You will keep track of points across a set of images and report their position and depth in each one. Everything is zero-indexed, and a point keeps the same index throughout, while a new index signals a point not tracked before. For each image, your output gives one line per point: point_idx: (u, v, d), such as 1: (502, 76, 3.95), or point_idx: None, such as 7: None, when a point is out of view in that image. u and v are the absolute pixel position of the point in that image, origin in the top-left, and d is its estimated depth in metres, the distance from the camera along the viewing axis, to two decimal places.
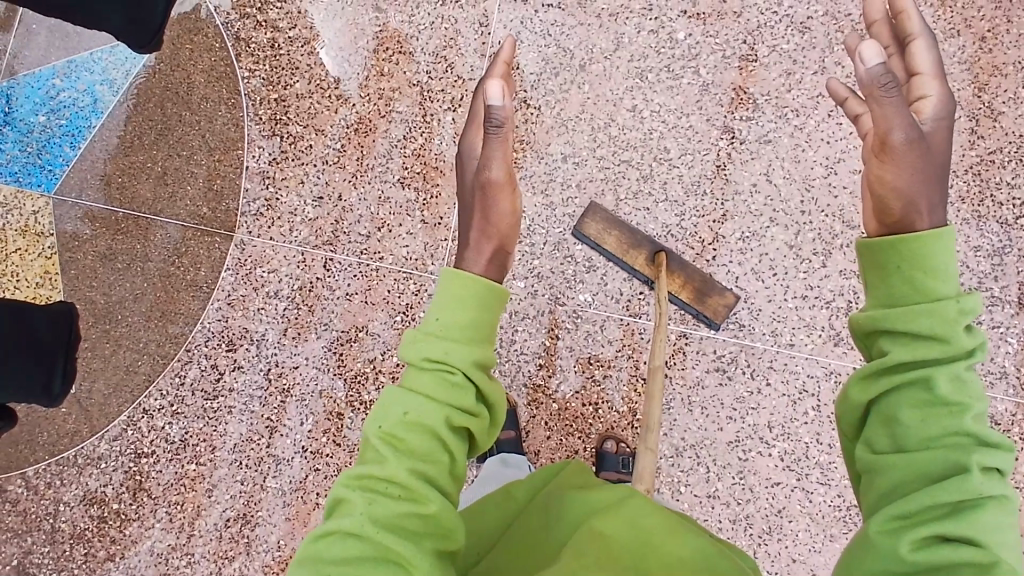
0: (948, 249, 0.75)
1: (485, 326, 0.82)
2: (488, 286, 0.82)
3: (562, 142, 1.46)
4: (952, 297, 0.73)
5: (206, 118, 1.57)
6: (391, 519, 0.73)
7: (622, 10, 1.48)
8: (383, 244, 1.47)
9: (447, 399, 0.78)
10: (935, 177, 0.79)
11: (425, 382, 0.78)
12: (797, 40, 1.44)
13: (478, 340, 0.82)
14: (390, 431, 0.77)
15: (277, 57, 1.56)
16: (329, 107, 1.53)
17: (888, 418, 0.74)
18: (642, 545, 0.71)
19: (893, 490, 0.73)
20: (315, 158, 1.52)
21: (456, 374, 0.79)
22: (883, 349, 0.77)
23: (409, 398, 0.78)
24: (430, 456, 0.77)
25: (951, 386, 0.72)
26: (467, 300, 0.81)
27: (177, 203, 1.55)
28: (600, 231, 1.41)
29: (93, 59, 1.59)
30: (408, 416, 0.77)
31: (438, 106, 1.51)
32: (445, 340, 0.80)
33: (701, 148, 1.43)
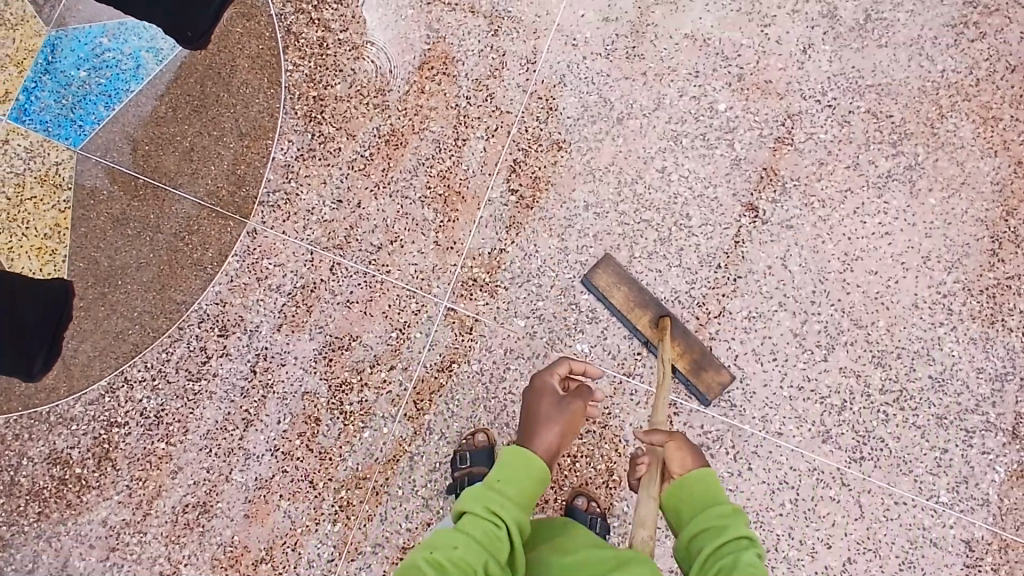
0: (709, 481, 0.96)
1: (529, 498, 0.96)
2: (541, 465, 0.99)
3: (586, 190, 1.46)
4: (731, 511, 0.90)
5: (243, 102, 1.58)
6: None
7: (668, 71, 1.50)
8: (393, 258, 1.47)
9: (491, 545, 0.88)
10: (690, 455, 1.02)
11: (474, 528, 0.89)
12: (834, 132, 1.45)
13: (523, 508, 0.94)
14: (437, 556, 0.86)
15: (324, 57, 1.58)
16: (365, 114, 1.54)
17: None
18: None
19: None
20: (342, 162, 1.52)
21: (501, 525, 0.90)
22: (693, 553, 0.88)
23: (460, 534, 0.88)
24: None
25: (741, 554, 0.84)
26: (521, 474, 0.96)
27: (198, 180, 1.55)
28: (613, 282, 1.41)
29: (149, 31, 1.63)
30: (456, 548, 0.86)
31: (471, 132, 1.51)
32: (497, 497, 0.92)
33: (723, 221, 1.43)
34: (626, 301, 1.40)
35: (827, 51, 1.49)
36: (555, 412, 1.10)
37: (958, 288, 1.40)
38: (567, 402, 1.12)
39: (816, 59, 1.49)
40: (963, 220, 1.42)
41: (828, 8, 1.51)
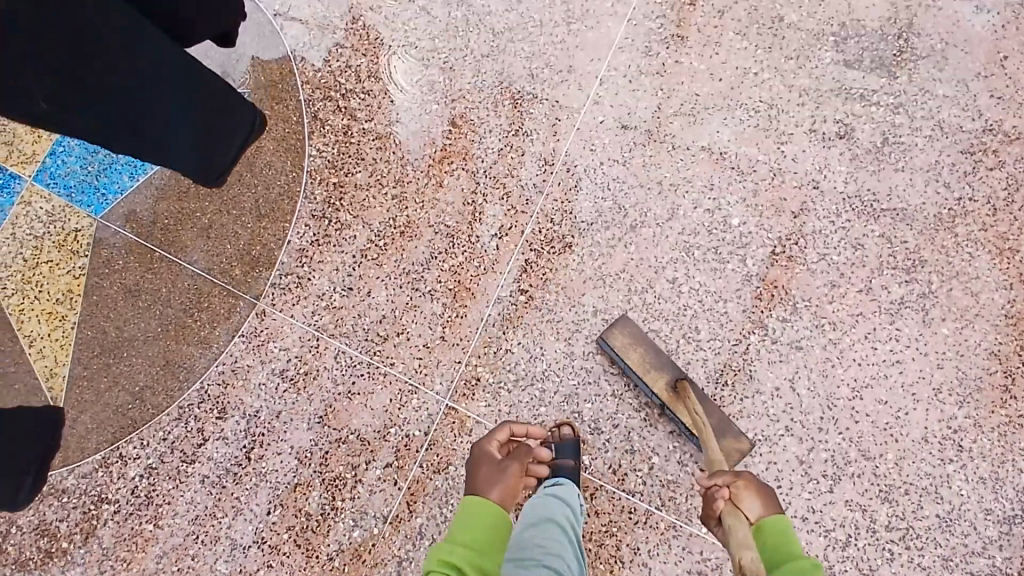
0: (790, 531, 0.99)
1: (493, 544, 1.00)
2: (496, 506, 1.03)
3: (596, 296, 1.46)
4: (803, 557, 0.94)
5: (264, 182, 1.60)
6: None
7: (683, 182, 1.51)
8: (398, 351, 1.46)
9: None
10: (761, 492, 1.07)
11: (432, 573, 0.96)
12: (847, 254, 1.45)
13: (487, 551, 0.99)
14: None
15: (347, 145, 1.61)
16: (382, 203, 1.56)
17: None
18: None
19: None
20: (356, 250, 1.53)
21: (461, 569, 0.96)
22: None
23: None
24: None
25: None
26: (478, 521, 1.01)
27: (213, 257, 1.57)
28: (626, 341, 1.40)
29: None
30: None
31: (485, 229, 1.53)
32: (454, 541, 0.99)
33: (732, 337, 1.42)
34: (636, 359, 1.39)
35: (842, 172, 1.50)
36: (497, 471, 1.08)
37: (968, 423, 1.37)
38: (509, 461, 1.10)
39: (832, 179, 1.49)
40: (975, 353, 1.40)
41: (845, 130, 1.52)
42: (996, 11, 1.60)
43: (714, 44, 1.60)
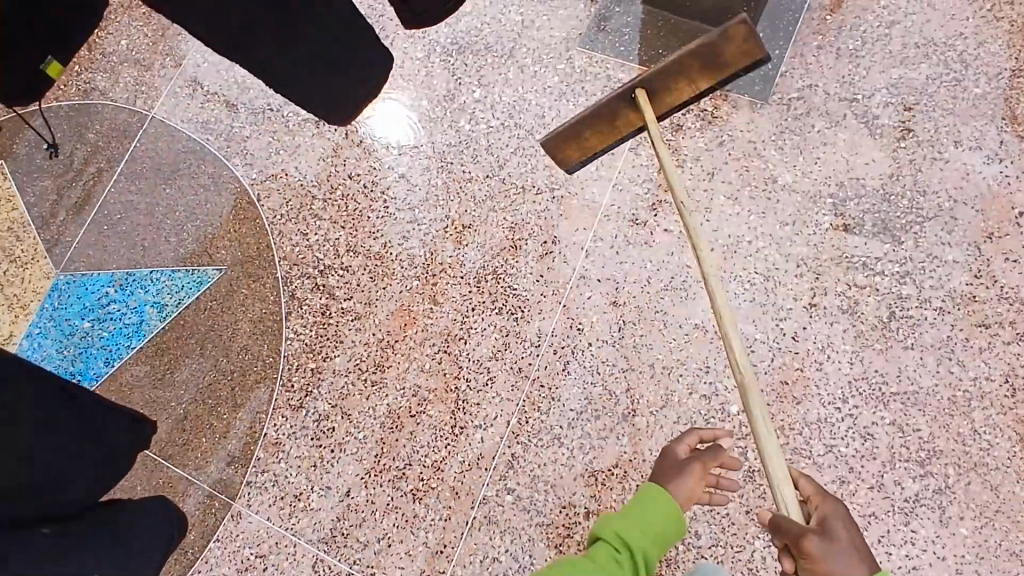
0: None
1: (660, 540, 1.03)
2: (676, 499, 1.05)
3: (587, 494, 1.37)
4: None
5: (241, 368, 1.55)
6: None
7: (676, 365, 1.43)
8: (379, 558, 1.38)
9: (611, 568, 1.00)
10: (850, 535, 0.98)
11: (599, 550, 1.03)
12: (857, 444, 1.35)
13: (645, 545, 1.02)
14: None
15: (325, 326, 1.55)
16: (362, 390, 1.49)
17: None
18: None
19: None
20: (335, 443, 1.46)
21: (623, 553, 1.01)
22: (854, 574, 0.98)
23: (587, 557, 1.02)
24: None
25: None
26: (651, 508, 1.05)
27: (188, 451, 1.51)
28: (582, 150, 1.46)
29: (191, 272, 1.64)
30: (578, 560, 1.01)
31: (470, 419, 1.45)
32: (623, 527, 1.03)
33: (734, 542, 1.32)
34: (589, 134, 1.42)
35: (846, 351, 1.40)
36: (678, 470, 1.10)
37: None
38: (692, 465, 1.10)
39: (835, 359, 1.40)
40: (998, 557, 1.28)
41: (848, 303, 1.43)
42: (1008, 164, 1.49)
43: (705, 209, 1.53)
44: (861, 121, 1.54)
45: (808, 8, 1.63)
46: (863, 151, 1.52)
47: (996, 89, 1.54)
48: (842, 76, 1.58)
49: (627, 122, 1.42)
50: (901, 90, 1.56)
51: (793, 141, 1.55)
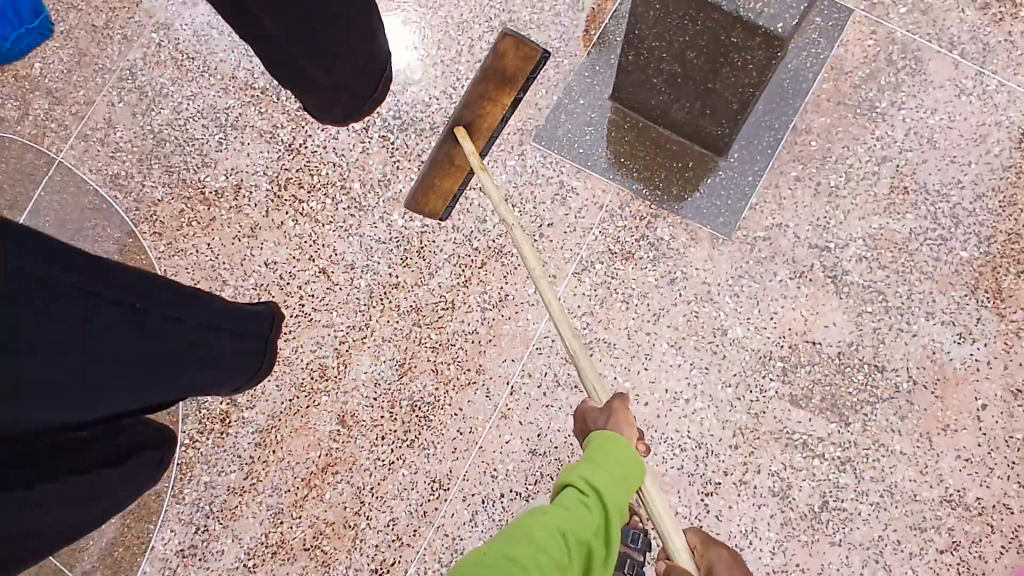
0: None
1: (629, 487, 0.97)
2: (627, 443, 1.02)
3: None
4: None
5: None
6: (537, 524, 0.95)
7: None
8: None
9: (577, 515, 0.95)
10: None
11: (559, 507, 0.96)
12: None
13: (614, 492, 0.97)
14: (499, 557, 0.91)
15: (223, 435, 1.44)
16: (254, 512, 1.41)
17: None
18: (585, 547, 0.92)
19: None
20: (221, 568, 1.41)
21: (591, 496, 0.96)
22: None
23: (539, 522, 0.94)
24: (573, 512, 0.95)
25: None
26: (606, 452, 1.01)
27: (73, 553, 1.43)
28: (443, 196, 1.45)
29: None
30: (534, 522, 0.95)
31: (367, 561, 1.38)
32: (587, 470, 0.98)
33: None
34: (441, 180, 1.43)
35: (771, 539, 1.32)
36: (613, 414, 1.10)
37: None
38: (616, 404, 1.11)
39: (758, 547, 1.32)
40: None
41: (781, 485, 1.33)
42: (980, 346, 1.36)
43: (644, 356, 1.40)
44: (829, 276, 1.40)
45: (791, 130, 1.46)
46: (824, 312, 1.38)
47: (985, 255, 1.39)
48: (816, 218, 1.42)
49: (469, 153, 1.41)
50: (879, 243, 1.40)
51: (751, 288, 1.40)
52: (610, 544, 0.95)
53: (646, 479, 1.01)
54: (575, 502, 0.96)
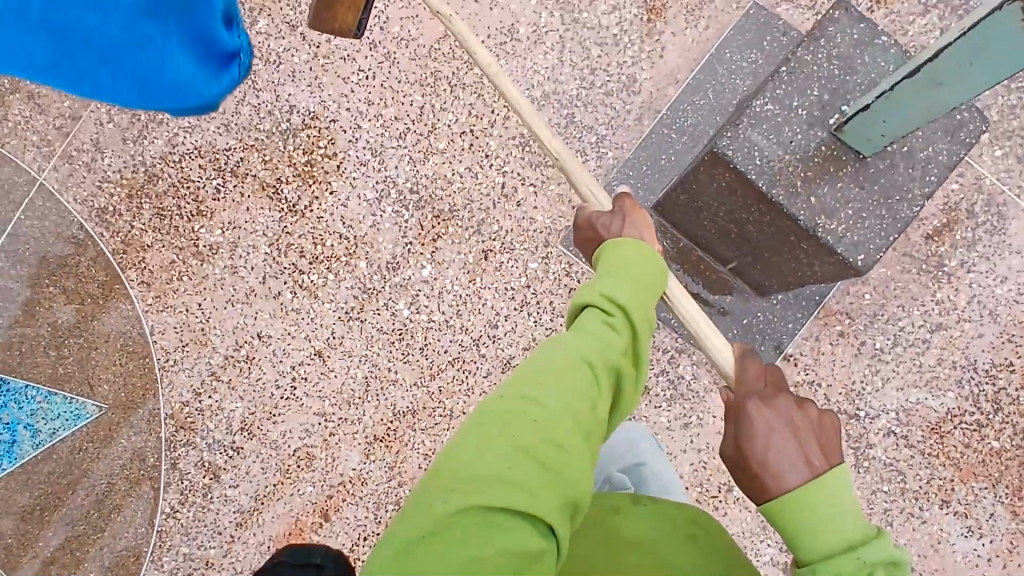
0: (831, 485, 0.71)
1: (644, 279, 0.85)
2: (648, 248, 0.88)
3: None
4: (857, 540, 0.68)
5: (114, 528, 1.43)
6: (553, 356, 0.75)
7: None
8: None
9: (603, 338, 0.78)
10: (783, 423, 0.78)
11: (582, 331, 0.78)
12: None
13: (637, 298, 0.82)
14: (513, 407, 0.72)
15: (204, 509, 1.41)
16: None
17: (812, 509, 0.71)
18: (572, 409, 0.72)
19: (819, 513, 0.70)
20: None
21: (616, 317, 0.80)
22: (792, 517, 0.71)
23: (554, 355, 0.76)
24: (584, 332, 0.78)
25: (851, 543, 0.68)
26: (626, 261, 0.85)
27: None
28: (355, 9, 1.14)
29: (70, 400, 1.46)
30: (550, 363, 0.75)
31: None
32: (614, 286, 0.81)
33: None
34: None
35: None
36: (621, 216, 0.97)
37: None
38: (623, 205, 0.99)
39: None
40: None
41: None
42: (987, 542, 1.30)
43: None
44: (851, 447, 1.32)
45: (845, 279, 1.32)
46: None
47: (1018, 448, 1.31)
48: (851, 382, 1.32)
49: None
50: (911, 420, 1.31)
51: None
52: (637, 366, 0.81)
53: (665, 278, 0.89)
54: (588, 325, 0.79)
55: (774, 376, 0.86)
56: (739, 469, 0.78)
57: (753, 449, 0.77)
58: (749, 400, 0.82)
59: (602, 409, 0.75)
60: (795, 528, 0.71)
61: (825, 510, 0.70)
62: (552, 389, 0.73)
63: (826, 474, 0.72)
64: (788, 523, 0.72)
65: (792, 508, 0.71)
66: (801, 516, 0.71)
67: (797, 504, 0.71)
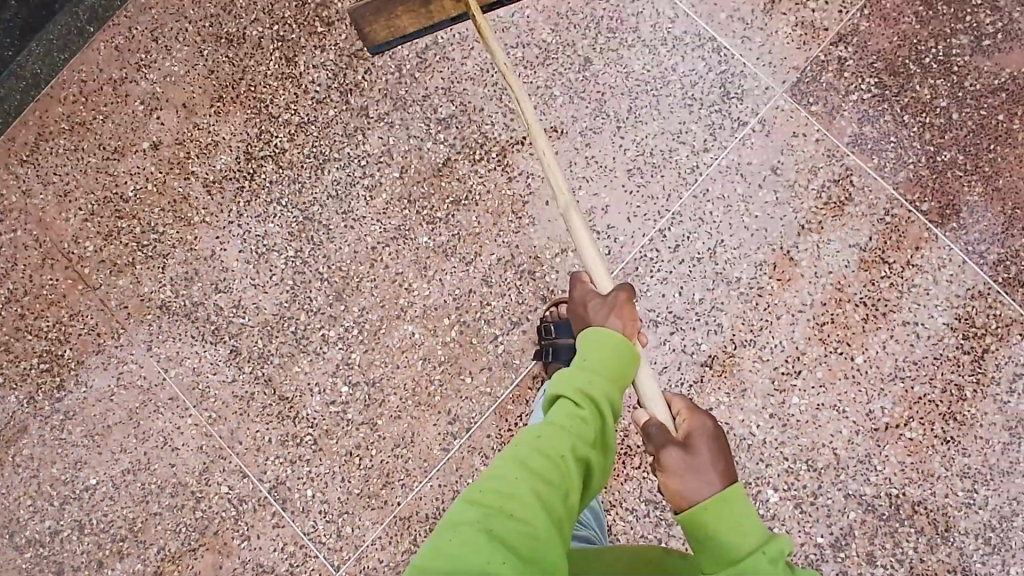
0: (740, 498, 0.85)
1: (608, 368, 0.91)
2: (624, 337, 0.93)
3: None
4: (763, 547, 0.82)
5: None
6: (529, 453, 0.84)
7: None
8: None
9: (574, 427, 0.86)
10: (710, 452, 0.91)
11: (562, 419, 0.86)
12: None
13: (607, 389, 0.89)
14: (487, 505, 0.80)
15: None
16: None
17: (723, 522, 0.84)
18: (542, 486, 0.81)
19: (721, 529, 0.84)
20: None
21: (585, 407, 0.87)
22: (709, 527, 0.84)
23: (533, 446, 0.84)
24: (566, 423, 0.85)
25: (754, 540, 0.82)
26: (599, 351, 0.92)
27: None
28: (393, 30, 1.21)
29: None
30: (527, 458, 0.83)
31: None
32: (580, 382, 0.88)
33: None
34: (400, 13, 1.18)
35: None
36: (610, 308, 0.99)
37: None
38: (615, 297, 1.00)
39: None
40: None
41: None
42: None
43: None
44: None
45: None
46: None
47: None
48: None
49: (443, 7, 1.18)
50: None
51: None
52: (607, 445, 0.88)
53: (633, 351, 0.94)
54: (558, 415, 0.87)
55: (696, 408, 0.99)
56: (672, 473, 0.90)
57: (680, 482, 0.89)
58: (687, 427, 0.95)
59: (571, 488, 0.84)
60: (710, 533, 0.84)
61: (740, 516, 0.84)
62: (515, 483, 0.81)
63: (736, 491, 0.86)
64: (708, 525, 0.84)
65: (709, 513, 0.85)
66: (716, 529, 0.84)
67: (719, 508, 0.85)
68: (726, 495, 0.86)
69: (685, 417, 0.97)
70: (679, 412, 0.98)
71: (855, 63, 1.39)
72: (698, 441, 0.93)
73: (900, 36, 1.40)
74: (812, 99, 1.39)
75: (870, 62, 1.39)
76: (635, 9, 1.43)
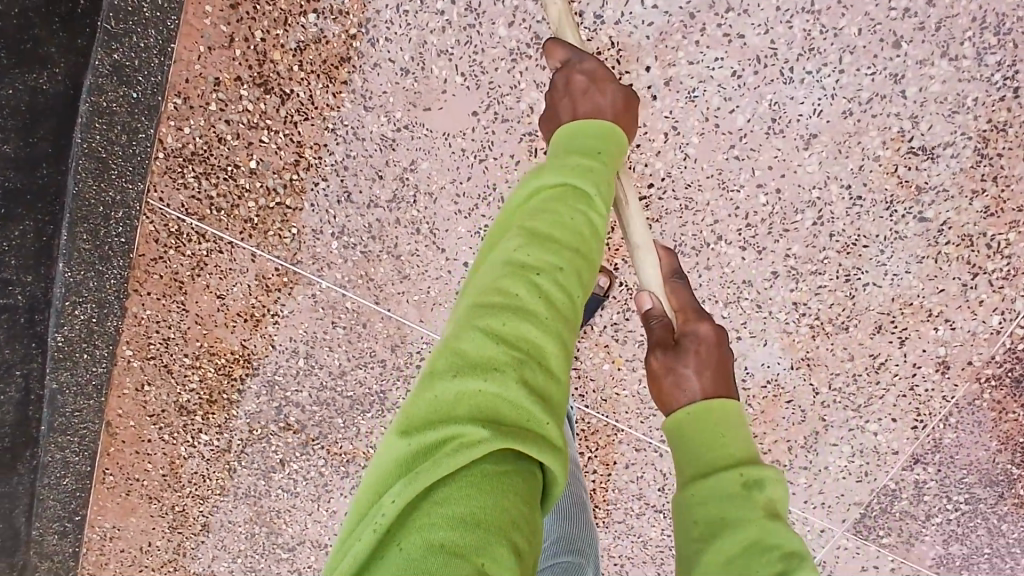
0: (727, 424, 0.66)
1: (599, 168, 0.66)
2: (614, 139, 0.69)
3: None
4: (742, 468, 0.62)
5: None
6: (532, 266, 0.57)
7: None
8: None
9: (570, 217, 0.61)
10: (711, 365, 0.71)
11: (566, 212, 0.61)
12: None
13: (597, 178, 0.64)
14: (491, 329, 0.54)
15: None
16: None
17: (704, 447, 0.65)
18: (556, 312, 0.56)
19: (700, 454, 0.65)
20: None
21: (586, 200, 0.62)
22: (689, 443, 0.66)
23: (540, 244, 0.58)
24: (568, 217, 0.60)
25: (726, 468, 0.62)
26: (591, 139, 0.67)
27: None
28: None
29: None
30: (530, 268, 0.57)
31: None
32: (571, 165, 0.64)
33: None
34: None
35: None
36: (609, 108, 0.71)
37: None
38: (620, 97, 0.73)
39: None
40: None
41: None
42: None
43: None
44: None
45: None
46: None
47: None
48: None
49: None
50: None
51: None
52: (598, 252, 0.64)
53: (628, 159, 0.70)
54: (553, 208, 0.61)
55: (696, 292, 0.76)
56: (660, 390, 0.72)
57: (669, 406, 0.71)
58: (685, 333, 0.73)
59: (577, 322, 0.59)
60: (699, 454, 0.65)
61: (727, 443, 0.64)
62: (523, 307, 0.55)
63: (734, 409, 0.67)
64: (694, 447, 0.66)
65: (697, 427, 0.67)
66: (701, 452, 0.65)
67: (713, 423, 0.66)
68: (709, 408, 0.67)
69: (681, 301, 0.75)
70: (681, 294, 0.76)
71: (938, 482, 1.04)
72: (693, 342, 0.72)
73: (1002, 437, 1.02)
74: (882, 531, 1.08)
75: (959, 475, 1.04)
76: (631, 474, 1.12)
